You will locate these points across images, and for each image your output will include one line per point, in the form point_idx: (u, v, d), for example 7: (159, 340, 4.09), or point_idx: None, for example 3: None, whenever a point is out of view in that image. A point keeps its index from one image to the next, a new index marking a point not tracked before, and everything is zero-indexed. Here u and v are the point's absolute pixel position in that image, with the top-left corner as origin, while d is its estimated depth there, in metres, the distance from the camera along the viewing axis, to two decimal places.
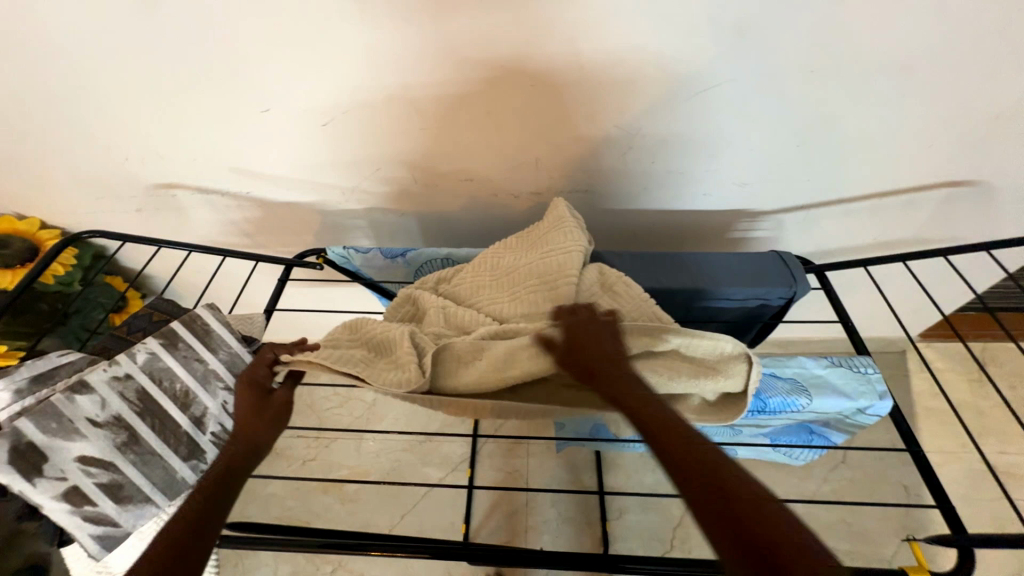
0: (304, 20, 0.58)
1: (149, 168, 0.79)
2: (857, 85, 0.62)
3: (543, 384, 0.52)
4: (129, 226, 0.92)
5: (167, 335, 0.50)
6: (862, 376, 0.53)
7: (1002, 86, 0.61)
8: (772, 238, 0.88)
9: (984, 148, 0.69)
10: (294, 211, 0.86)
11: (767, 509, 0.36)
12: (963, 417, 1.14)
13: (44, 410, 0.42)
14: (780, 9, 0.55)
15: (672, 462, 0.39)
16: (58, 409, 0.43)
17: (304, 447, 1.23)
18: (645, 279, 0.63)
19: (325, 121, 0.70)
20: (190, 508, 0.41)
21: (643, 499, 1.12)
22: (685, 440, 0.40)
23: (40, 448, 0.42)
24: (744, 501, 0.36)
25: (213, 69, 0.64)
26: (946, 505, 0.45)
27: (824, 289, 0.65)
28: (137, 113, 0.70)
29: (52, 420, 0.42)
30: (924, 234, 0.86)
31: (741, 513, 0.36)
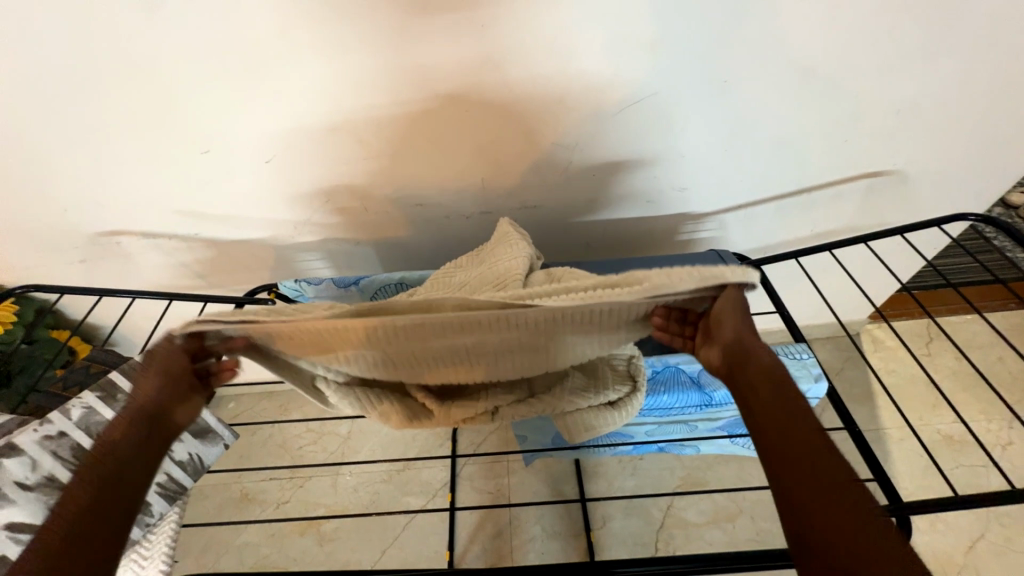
0: (238, 62, 0.59)
1: (91, 217, 0.78)
2: (770, 90, 0.67)
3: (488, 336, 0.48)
4: (72, 278, 0.89)
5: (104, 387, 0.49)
6: (799, 362, 0.57)
7: (897, 83, 0.67)
8: (718, 237, 0.92)
9: (890, 141, 0.75)
10: (246, 248, 0.86)
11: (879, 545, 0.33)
12: (916, 391, 1.20)
13: None
14: (689, 27, 0.59)
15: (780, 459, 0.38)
16: None
17: (277, 490, 1.19)
18: None
19: (269, 158, 0.70)
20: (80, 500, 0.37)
21: (626, 505, 1.12)
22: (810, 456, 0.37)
23: None
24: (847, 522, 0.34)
25: (148, 115, 0.64)
26: (882, 477, 0.47)
27: (761, 282, 0.68)
28: (73, 163, 0.69)
29: None
30: (855, 223, 0.91)
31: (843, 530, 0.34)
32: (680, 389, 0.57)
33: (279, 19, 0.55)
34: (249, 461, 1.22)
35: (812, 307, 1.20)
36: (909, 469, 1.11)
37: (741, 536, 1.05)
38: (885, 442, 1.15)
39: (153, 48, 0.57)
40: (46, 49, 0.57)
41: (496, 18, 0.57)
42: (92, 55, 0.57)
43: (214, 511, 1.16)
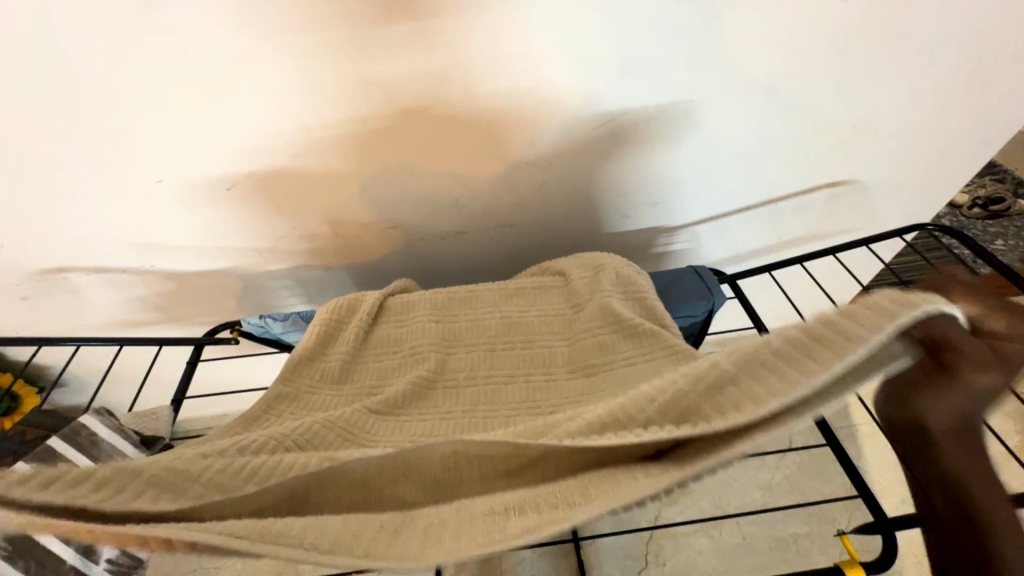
0: (196, 85, 0.56)
1: (30, 254, 0.72)
2: (735, 107, 0.68)
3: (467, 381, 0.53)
4: (10, 319, 0.82)
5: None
6: None
7: (853, 100, 0.70)
8: (692, 249, 0.93)
9: (848, 155, 0.79)
10: (206, 279, 0.81)
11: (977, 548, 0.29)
12: None
13: None
14: (657, 49, 0.60)
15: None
16: None
17: None
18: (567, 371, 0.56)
19: (229, 185, 0.68)
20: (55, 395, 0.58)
21: (614, 518, 1.11)
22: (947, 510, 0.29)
23: None
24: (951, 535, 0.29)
25: (94, 144, 0.60)
26: (867, 494, 0.48)
27: (739, 297, 0.68)
28: (8, 197, 0.64)
29: None
30: (819, 230, 0.94)
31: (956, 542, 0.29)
32: None
33: (232, 41, 0.53)
34: None
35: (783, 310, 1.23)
36: (881, 464, 1.15)
37: (728, 541, 1.06)
38: (858, 438, 1.19)
39: (97, 74, 0.54)
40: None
41: (463, 30, 0.55)
42: (30, 83, 0.54)
43: (181, 559, 1.08)
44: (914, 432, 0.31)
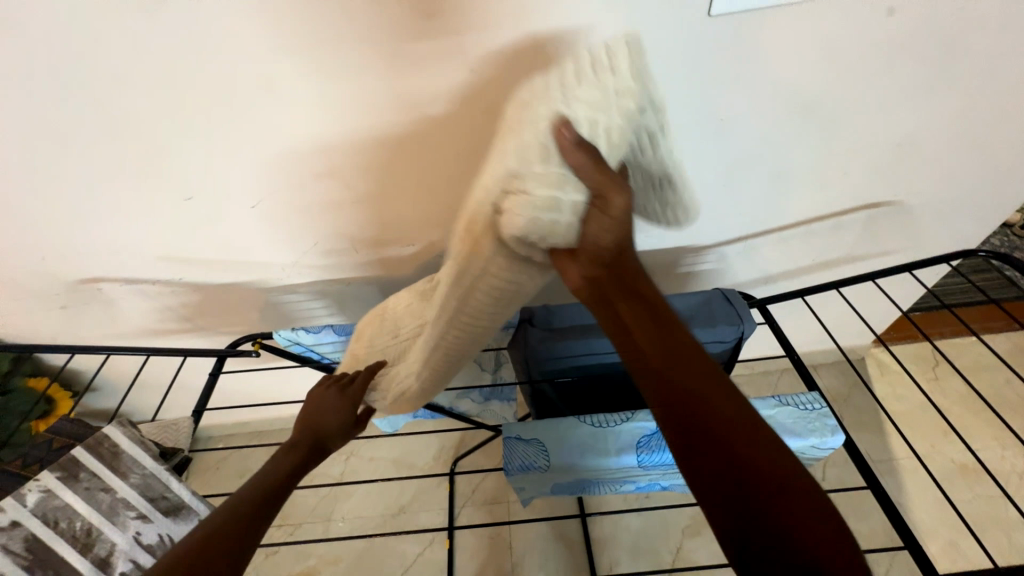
0: (223, 105, 0.58)
1: (71, 265, 0.76)
2: (764, 127, 0.66)
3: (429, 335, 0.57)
4: (51, 326, 0.86)
5: (68, 468, 0.51)
6: (810, 413, 0.53)
7: (896, 118, 0.66)
8: (719, 269, 0.90)
9: (889, 174, 0.74)
10: (232, 291, 0.84)
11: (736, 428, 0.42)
12: (925, 420, 1.17)
13: None
14: (685, 68, 0.58)
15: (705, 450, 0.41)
16: None
17: (266, 539, 1.13)
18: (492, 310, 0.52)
19: (255, 202, 0.70)
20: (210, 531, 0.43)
21: (633, 547, 1.07)
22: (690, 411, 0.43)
23: None
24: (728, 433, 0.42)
25: (126, 160, 0.62)
26: (913, 544, 0.44)
27: (769, 322, 0.64)
28: (51, 212, 0.68)
29: None
30: (855, 251, 0.90)
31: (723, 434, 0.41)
32: None
33: (260, 65, 0.55)
34: None
35: (816, 334, 1.17)
36: (925, 503, 1.07)
37: None
38: (899, 473, 1.11)
39: (134, 97, 0.56)
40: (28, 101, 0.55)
41: (481, 50, 0.54)
42: (71, 109, 0.56)
43: None
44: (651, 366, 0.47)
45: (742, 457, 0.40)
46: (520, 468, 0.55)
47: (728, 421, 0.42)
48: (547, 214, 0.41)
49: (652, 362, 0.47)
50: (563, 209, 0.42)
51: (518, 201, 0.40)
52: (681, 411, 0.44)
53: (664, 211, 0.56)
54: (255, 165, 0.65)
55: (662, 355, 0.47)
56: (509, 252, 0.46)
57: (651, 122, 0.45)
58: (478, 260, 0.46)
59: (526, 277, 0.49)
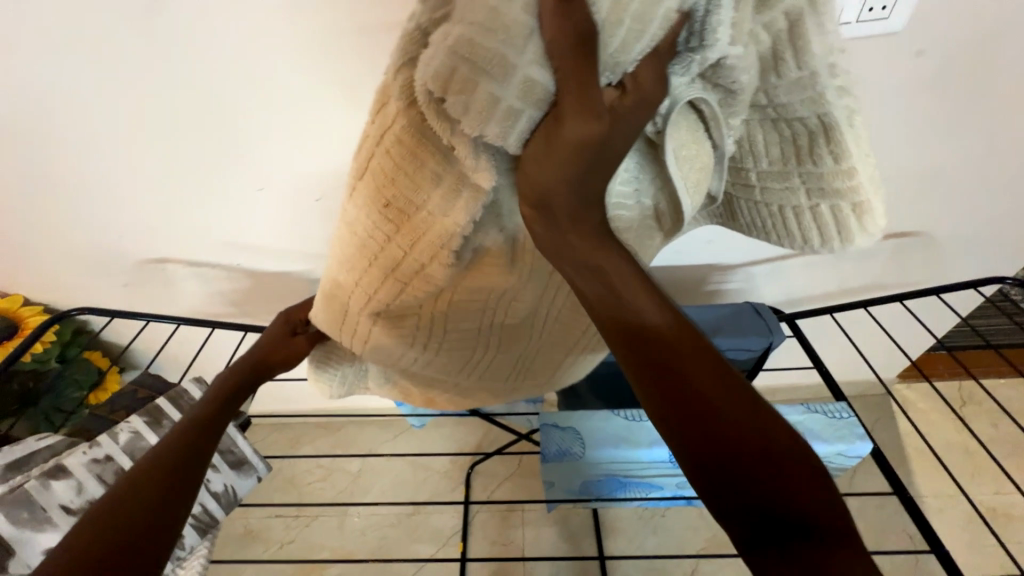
0: (308, 105, 0.65)
1: (143, 244, 0.82)
2: None
3: (341, 247, 0.46)
4: (113, 301, 0.92)
5: (153, 414, 0.59)
6: (838, 421, 0.55)
7: (925, 152, 0.70)
8: (745, 289, 0.93)
9: (915, 206, 0.78)
10: (283, 280, 0.90)
11: (725, 401, 0.33)
12: (949, 459, 1.15)
13: (23, 498, 0.49)
14: None
15: (701, 439, 0.33)
16: (36, 496, 0.49)
17: (283, 528, 1.15)
18: (406, 225, 0.41)
19: (319, 196, 0.76)
20: (108, 519, 0.39)
21: (645, 565, 1.06)
22: (676, 392, 0.34)
23: (11, 541, 0.47)
24: (722, 413, 0.33)
25: (211, 149, 0.69)
26: (940, 550, 0.45)
27: (797, 336, 0.67)
28: (136, 193, 0.74)
29: (27, 510, 0.49)
30: (880, 279, 0.92)
31: (716, 414, 0.33)
32: None
33: (346, 72, 0.62)
34: (257, 496, 1.19)
35: (838, 363, 1.17)
36: (949, 544, 1.05)
37: None
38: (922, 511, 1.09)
39: (232, 94, 0.63)
40: (139, 92, 0.63)
41: None
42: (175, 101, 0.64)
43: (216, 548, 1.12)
44: (622, 339, 0.37)
45: (750, 439, 0.32)
46: (555, 453, 0.58)
47: (717, 396, 0.33)
48: (468, 71, 0.31)
49: (621, 347, 0.37)
50: (500, 81, 0.32)
51: (453, 49, 0.30)
52: (669, 397, 0.34)
53: (810, 213, 0.47)
54: (324, 163, 0.71)
55: (630, 333, 0.37)
56: (419, 118, 0.35)
57: (778, 12, 0.35)
58: (384, 122, 0.37)
59: (431, 181, 0.38)
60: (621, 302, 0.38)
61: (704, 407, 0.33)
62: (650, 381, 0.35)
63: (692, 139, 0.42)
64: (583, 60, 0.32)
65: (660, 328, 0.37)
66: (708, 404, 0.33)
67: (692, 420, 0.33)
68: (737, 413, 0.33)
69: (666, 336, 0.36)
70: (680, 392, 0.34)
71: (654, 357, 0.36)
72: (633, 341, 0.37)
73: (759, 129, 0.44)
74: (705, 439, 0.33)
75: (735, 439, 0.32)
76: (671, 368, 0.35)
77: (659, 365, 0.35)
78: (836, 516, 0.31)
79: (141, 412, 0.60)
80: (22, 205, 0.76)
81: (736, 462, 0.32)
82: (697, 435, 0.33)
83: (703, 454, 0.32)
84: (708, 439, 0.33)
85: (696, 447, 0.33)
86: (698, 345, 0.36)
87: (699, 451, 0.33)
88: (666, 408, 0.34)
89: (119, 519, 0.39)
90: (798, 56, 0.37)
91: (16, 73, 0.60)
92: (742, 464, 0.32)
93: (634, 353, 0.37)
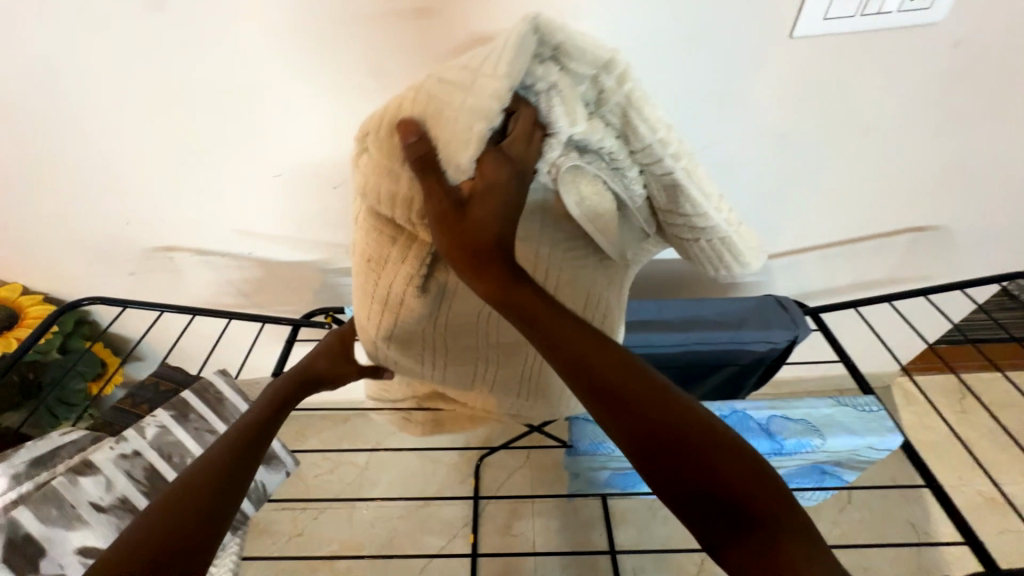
0: (328, 88, 0.62)
1: (150, 231, 0.79)
2: (823, 145, 0.69)
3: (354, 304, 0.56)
4: (117, 290, 0.90)
5: (179, 407, 0.60)
6: (868, 414, 0.56)
7: (949, 145, 0.70)
8: (761, 282, 0.93)
9: (935, 200, 0.78)
10: (294, 269, 0.88)
11: (665, 410, 0.41)
12: (950, 450, 1.18)
13: (52, 495, 0.48)
14: (757, 85, 0.62)
15: (653, 447, 0.40)
16: (63, 493, 0.48)
17: (291, 521, 1.14)
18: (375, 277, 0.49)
19: (336, 183, 0.73)
20: (176, 509, 0.41)
21: (656, 555, 1.07)
22: (626, 410, 0.41)
23: (38, 540, 0.46)
24: (665, 422, 0.40)
25: (224, 133, 0.67)
26: (975, 543, 0.46)
27: (821, 330, 0.67)
28: (144, 178, 0.72)
29: (56, 508, 0.48)
30: (895, 274, 0.93)
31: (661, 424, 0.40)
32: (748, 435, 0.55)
33: (375, 54, 0.59)
34: None
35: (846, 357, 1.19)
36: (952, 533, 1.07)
37: None
38: (926, 501, 1.11)
39: (253, 76, 0.61)
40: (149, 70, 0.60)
41: None
42: (187, 81, 0.61)
43: None
44: (574, 371, 0.42)
45: (688, 440, 0.40)
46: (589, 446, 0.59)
47: (655, 408, 0.41)
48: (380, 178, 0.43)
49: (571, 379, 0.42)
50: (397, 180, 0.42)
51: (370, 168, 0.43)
52: (621, 416, 0.41)
53: (699, 245, 0.51)
54: (342, 150, 0.69)
55: (576, 365, 0.42)
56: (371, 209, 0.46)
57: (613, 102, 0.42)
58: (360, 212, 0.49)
59: (390, 245, 0.47)
60: (567, 330, 0.43)
61: (649, 420, 0.40)
62: (603, 404, 0.41)
63: (591, 189, 0.45)
64: (424, 169, 0.40)
65: (602, 352, 0.43)
66: (651, 414, 0.40)
67: (643, 434, 0.40)
68: (674, 417, 0.40)
69: (605, 364, 0.42)
70: (630, 412, 0.40)
71: (602, 382, 0.41)
72: (581, 369, 0.42)
73: (645, 183, 0.47)
74: (657, 446, 0.40)
75: (677, 441, 0.40)
76: (618, 390, 0.41)
77: (607, 390, 0.41)
78: (765, 491, 0.39)
79: (166, 405, 0.60)
80: (22, 189, 0.72)
81: (682, 461, 0.39)
82: (650, 445, 0.40)
83: (660, 458, 0.39)
84: (660, 446, 0.40)
85: (652, 456, 0.40)
86: (630, 367, 0.42)
87: (655, 458, 0.40)
88: (621, 426, 0.41)
89: (186, 508, 0.41)
90: (641, 130, 0.43)
91: (23, 49, 0.57)
92: (687, 461, 0.39)
93: (585, 380, 0.42)
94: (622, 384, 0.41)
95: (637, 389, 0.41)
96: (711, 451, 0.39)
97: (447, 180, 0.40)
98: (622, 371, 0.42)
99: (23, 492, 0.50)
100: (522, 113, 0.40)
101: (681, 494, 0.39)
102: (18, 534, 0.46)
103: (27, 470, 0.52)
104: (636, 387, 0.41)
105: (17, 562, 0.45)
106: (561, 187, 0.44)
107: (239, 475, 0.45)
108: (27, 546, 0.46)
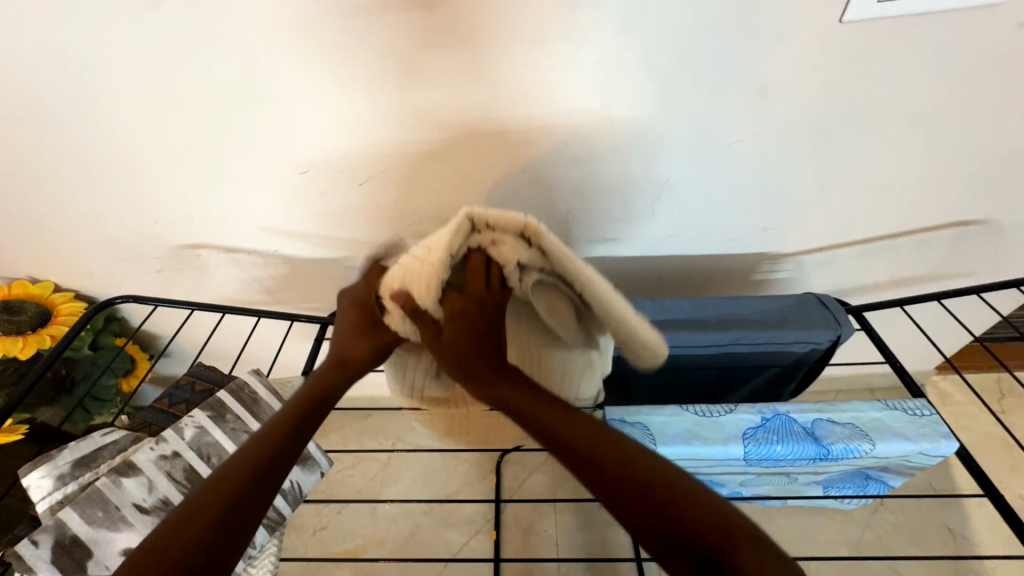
0: (354, 82, 0.61)
1: (177, 229, 0.80)
2: (868, 135, 0.66)
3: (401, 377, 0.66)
4: (145, 287, 0.91)
5: (216, 408, 0.59)
6: (919, 419, 0.54)
7: (1006, 133, 0.66)
8: (794, 278, 0.90)
9: (987, 191, 0.74)
10: (318, 266, 0.87)
11: (630, 464, 0.43)
12: (988, 452, 1.13)
13: (98, 497, 0.50)
14: (801, 73, 0.59)
15: (625, 504, 0.41)
16: (109, 495, 0.50)
17: (315, 515, 1.15)
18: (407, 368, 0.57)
19: (362, 180, 0.72)
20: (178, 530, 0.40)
21: None
22: (599, 470, 0.43)
23: (88, 539, 0.48)
24: (632, 478, 0.42)
25: (250, 130, 0.66)
26: None
27: (865, 329, 0.64)
28: (171, 176, 0.72)
29: (102, 509, 0.50)
30: (936, 270, 0.89)
31: (631, 481, 0.42)
32: (794, 439, 0.53)
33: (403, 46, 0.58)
34: None
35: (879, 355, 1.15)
36: (990, 538, 1.03)
37: None
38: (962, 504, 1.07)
39: (278, 71, 0.60)
40: (176, 67, 0.59)
41: (607, 42, 0.56)
42: (213, 77, 0.60)
43: None
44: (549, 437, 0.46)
45: (656, 490, 0.41)
46: None
47: (618, 463, 0.43)
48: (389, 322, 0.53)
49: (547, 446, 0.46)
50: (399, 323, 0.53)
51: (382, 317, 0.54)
52: (594, 478, 0.43)
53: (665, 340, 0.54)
54: (368, 146, 0.68)
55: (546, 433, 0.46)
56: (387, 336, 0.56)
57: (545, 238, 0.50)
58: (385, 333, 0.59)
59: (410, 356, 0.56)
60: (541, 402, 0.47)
61: (616, 477, 0.42)
62: (576, 468, 0.44)
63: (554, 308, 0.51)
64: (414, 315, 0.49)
65: (569, 417, 0.46)
66: (616, 470, 0.42)
67: (614, 493, 0.42)
68: (638, 468, 0.42)
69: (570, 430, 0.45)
70: (599, 473, 0.43)
71: (573, 446, 0.44)
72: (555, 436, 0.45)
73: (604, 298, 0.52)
74: (628, 502, 0.41)
75: (644, 493, 0.41)
76: (584, 451, 0.44)
77: (574, 454, 0.44)
78: (741, 532, 0.39)
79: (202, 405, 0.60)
80: (54, 188, 0.73)
81: (654, 514, 0.40)
82: (625, 502, 0.41)
83: (635, 513, 0.41)
84: (631, 500, 0.41)
85: (626, 511, 0.41)
86: (591, 427, 0.45)
87: (628, 514, 0.41)
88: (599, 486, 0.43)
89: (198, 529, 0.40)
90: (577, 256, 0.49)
91: (52, 48, 0.57)
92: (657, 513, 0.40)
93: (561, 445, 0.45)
94: (587, 445, 0.44)
95: (602, 447, 0.44)
96: (674, 499, 0.41)
97: (425, 318, 0.49)
98: (585, 431, 0.45)
99: (69, 492, 0.52)
100: (475, 257, 0.49)
101: (661, 547, 0.40)
102: (69, 534, 0.48)
103: (72, 470, 0.53)
104: (600, 446, 0.44)
105: (72, 559, 0.47)
106: (527, 290, 0.50)
107: (245, 498, 0.43)
108: (78, 545, 0.48)
